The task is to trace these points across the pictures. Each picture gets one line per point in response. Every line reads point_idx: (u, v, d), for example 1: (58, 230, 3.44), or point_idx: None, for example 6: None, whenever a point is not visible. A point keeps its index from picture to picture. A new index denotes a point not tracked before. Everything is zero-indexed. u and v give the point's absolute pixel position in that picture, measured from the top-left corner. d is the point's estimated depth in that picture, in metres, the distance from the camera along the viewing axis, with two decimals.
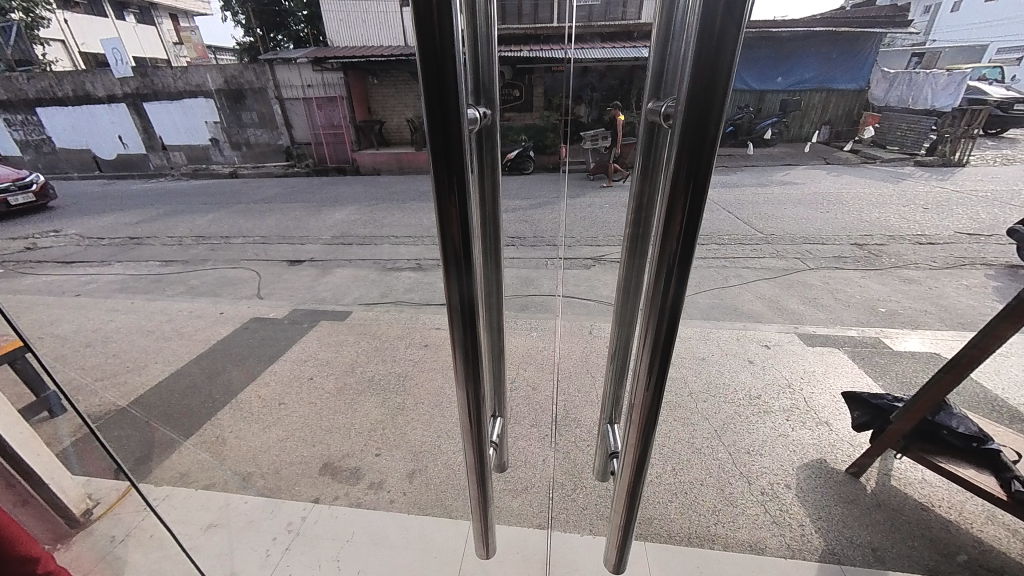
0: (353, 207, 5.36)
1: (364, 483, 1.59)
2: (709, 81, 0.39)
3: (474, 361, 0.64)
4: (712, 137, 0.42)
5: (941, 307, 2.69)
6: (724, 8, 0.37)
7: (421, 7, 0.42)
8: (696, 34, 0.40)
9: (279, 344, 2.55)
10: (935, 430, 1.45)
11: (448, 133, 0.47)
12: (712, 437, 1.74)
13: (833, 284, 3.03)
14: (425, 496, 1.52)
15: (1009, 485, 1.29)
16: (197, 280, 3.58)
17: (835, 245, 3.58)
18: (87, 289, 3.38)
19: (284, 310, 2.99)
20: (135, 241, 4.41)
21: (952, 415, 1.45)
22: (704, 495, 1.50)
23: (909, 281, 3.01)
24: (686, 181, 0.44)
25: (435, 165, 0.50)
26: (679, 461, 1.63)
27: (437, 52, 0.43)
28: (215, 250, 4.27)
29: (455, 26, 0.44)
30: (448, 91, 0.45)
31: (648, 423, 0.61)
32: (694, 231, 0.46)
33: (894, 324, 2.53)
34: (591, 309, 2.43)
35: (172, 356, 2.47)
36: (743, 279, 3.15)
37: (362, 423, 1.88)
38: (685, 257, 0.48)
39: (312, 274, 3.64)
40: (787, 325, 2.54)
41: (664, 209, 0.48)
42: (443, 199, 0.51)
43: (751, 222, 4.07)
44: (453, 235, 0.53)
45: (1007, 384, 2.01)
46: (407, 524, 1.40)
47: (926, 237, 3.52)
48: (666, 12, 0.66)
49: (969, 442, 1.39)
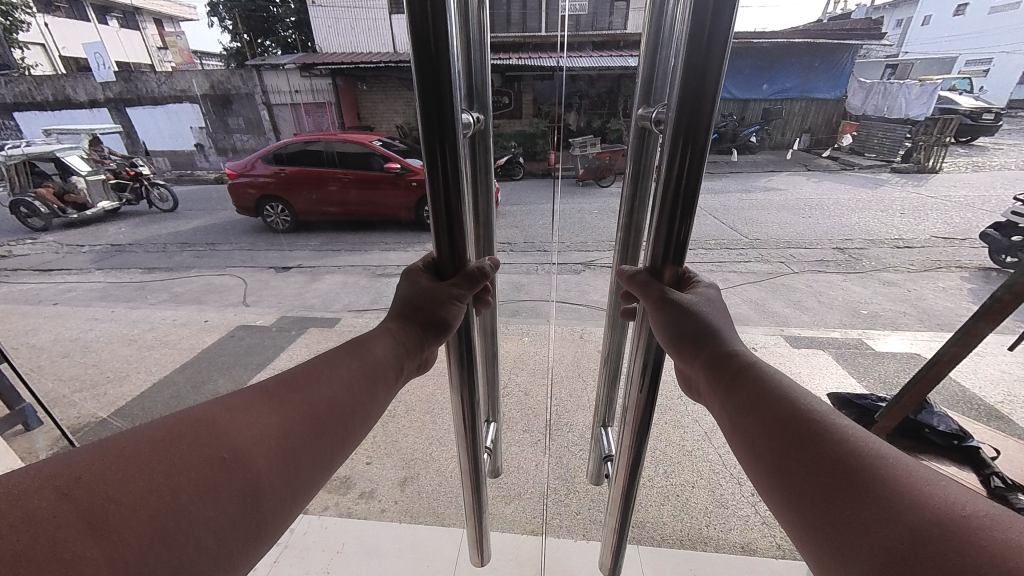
0: None
1: (355, 492, 1.57)
2: (695, 99, 0.47)
3: (469, 344, 0.70)
4: (699, 140, 0.50)
5: (920, 309, 2.78)
6: (709, 30, 0.45)
7: (417, 21, 0.46)
8: (684, 53, 0.47)
9: (267, 352, 2.51)
10: (918, 429, 1.47)
11: (445, 133, 0.52)
12: (701, 439, 1.74)
13: (816, 287, 3.12)
14: (418, 505, 1.50)
15: (988, 481, 1.35)
16: (182, 287, 3.51)
17: (817, 249, 3.71)
18: (66, 298, 3.28)
19: (273, 318, 2.94)
20: (117, 249, 4.30)
21: (933, 413, 1.48)
22: (695, 497, 1.51)
23: (889, 284, 3.10)
24: (682, 170, 0.52)
25: (432, 165, 0.55)
26: (671, 463, 1.65)
27: (433, 59, 0.48)
28: (202, 257, 4.18)
29: (451, 38, 0.48)
30: (445, 99, 0.50)
31: (642, 425, 0.69)
32: (677, 228, 0.55)
33: (875, 326, 2.60)
34: (582, 312, 2.45)
35: (156, 365, 2.40)
36: (730, 283, 3.22)
37: None
38: (679, 238, 0.56)
39: (301, 282, 3.58)
40: (773, 327, 2.59)
41: (661, 205, 0.55)
42: (442, 195, 0.57)
43: (737, 227, 4.13)
44: (456, 225, 0.59)
45: (982, 381, 2.08)
46: (398, 534, 1.37)
47: (905, 243, 3.66)
48: (655, 19, 0.68)
49: (949, 440, 1.44)
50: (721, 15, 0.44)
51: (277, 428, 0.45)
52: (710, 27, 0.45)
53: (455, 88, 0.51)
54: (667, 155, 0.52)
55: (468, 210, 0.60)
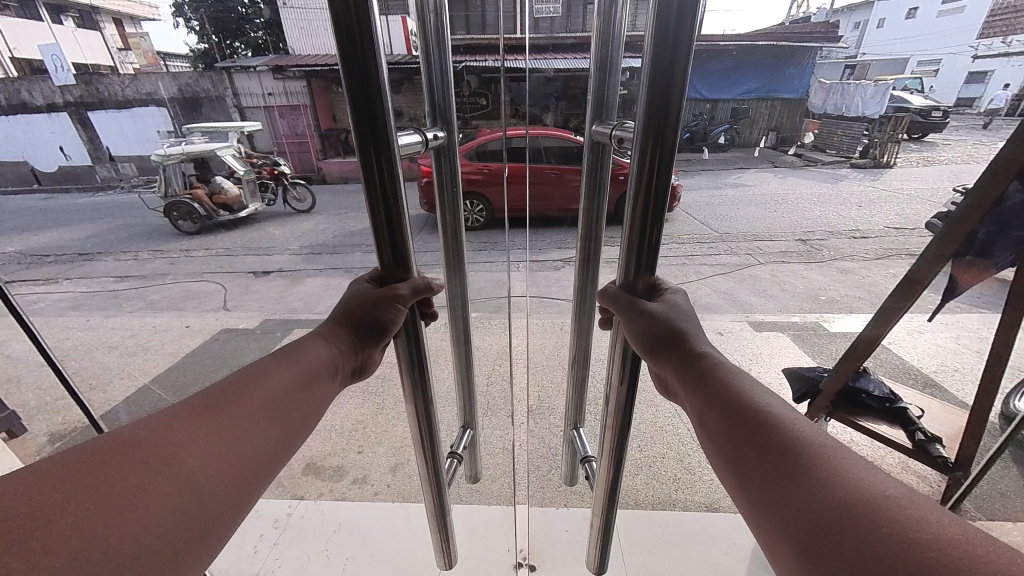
0: (321, 215, 5.21)
1: (349, 480, 1.60)
2: (662, 103, 0.50)
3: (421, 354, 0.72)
4: (670, 139, 0.52)
5: (873, 293, 2.97)
6: (676, 28, 0.47)
7: (338, 15, 0.47)
8: (650, 53, 0.50)
9: (253, 354, 2.48)
10: (857, 395, 1.54)
11: (378, 137, 0.53)
12: (673, 416, 1.83)
13: (782, 276, 3.29)
14: (411, 485, 1.54)
15: (914, 435, 1.49)
16: (158, 294, 3.38)
17: (781, 242, 3.90)
18: (35, 309, 3.11)
19: (256, 320, 2.89)
20: (85, 257, 4.10)
21: (870, 379, 1.56)
22: (665, 467, 1.62)
23: (846, 272, 3.31)
24: (652, 177, 0.55)
25: (364, 164, 0.55)
26: (645, 438, 1.74)
27: (359, 54, 0.49)
28: (176, 263, 4.04)
29: (375, 38, 0.49)
30: (375, 103, 0.52)
31: (623, 430, 0.72)
32: (658, 227, 0.58)
33: (832, 309, 2.77)
34: (563, 307, 2.52)
35: (139, 371, 2.33)
36: (701, 275, 3.36)
37: (344, 423, 1.87)
38: (652, 246, 0.60)
39: (283, 284, 3.53)
40: (740, 314, 2.72)
41: (637, 207, 0.57)
42: (372, 194, 0.57)
43: (707, 222, 4.29)
44: (392, 231, 0.60)
45: (922, 353, 2.25)
46: (394, 513, 1.37)
47: (860, 233, 3.90)
48: (602, 32, 0.78)
49: (884, 403, 1.53)
50: (687, 18, 0.47)
51: (220, 431, 0.44)
52: (679, 18, 0.46)
53: (383, 90, 0.53)
54: (638, 158, 0.55)
55: (406, 211, 0.61)
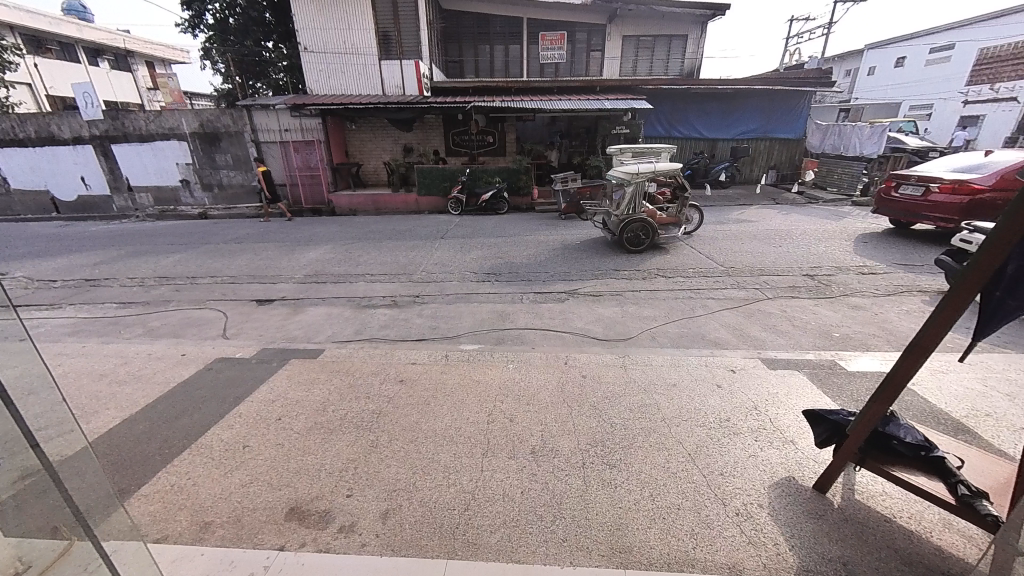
0: (328, 246, 5.45)
1: (335, 526, 1.58)
2: None
3: None
4: None
5: (886, 331, 2.90)
6: None
7: None
8: None
9: (245, 384, 2.54)
10: (887, 441, 1.59)
11: None
12: (686, 460, 1.88)
13: (790, 312, 3.27)
14: (398, 538, 1.53)
15: (955, 488, 1.43)
16: (159, 321, 3.41)
17: (789, 276, 3.93)
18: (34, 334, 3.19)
19: (251, 349, 2.97)
20: (90, 284, 4.24)
21: (900, 426, 1.61)
22: (681, 520, 1.58)
23: (857, 307, 3.27)
24: None
25: None
26: (656, 486, 1.74)
27: None
28: (180, 290, 4.08)
29: None
30: None
31: None
32: None
33: (846, 347, 2.76)
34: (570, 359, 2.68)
35: (127, 402, 2.38)
36: (708, 309, 3.36)
37: (335, 463, 1.91)
38: None
39: (284, 313, 3.55)
40: (752, 351, 2.76)
41: None
42: None
43: (715, 259, 4.47)
44: None
45: (950, 399, 2.13)
46: (384, 567, 1.41)
47: (869, 268, 3.97)
48: None
49: (917, 450, 1.54)
50: None
51: None
52: None
53: None
54: None
55: None
